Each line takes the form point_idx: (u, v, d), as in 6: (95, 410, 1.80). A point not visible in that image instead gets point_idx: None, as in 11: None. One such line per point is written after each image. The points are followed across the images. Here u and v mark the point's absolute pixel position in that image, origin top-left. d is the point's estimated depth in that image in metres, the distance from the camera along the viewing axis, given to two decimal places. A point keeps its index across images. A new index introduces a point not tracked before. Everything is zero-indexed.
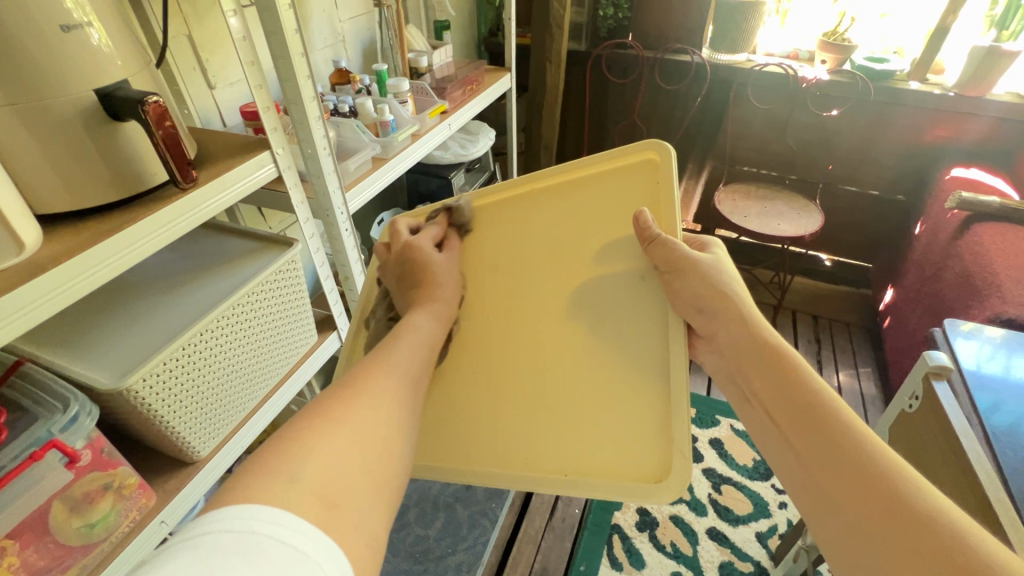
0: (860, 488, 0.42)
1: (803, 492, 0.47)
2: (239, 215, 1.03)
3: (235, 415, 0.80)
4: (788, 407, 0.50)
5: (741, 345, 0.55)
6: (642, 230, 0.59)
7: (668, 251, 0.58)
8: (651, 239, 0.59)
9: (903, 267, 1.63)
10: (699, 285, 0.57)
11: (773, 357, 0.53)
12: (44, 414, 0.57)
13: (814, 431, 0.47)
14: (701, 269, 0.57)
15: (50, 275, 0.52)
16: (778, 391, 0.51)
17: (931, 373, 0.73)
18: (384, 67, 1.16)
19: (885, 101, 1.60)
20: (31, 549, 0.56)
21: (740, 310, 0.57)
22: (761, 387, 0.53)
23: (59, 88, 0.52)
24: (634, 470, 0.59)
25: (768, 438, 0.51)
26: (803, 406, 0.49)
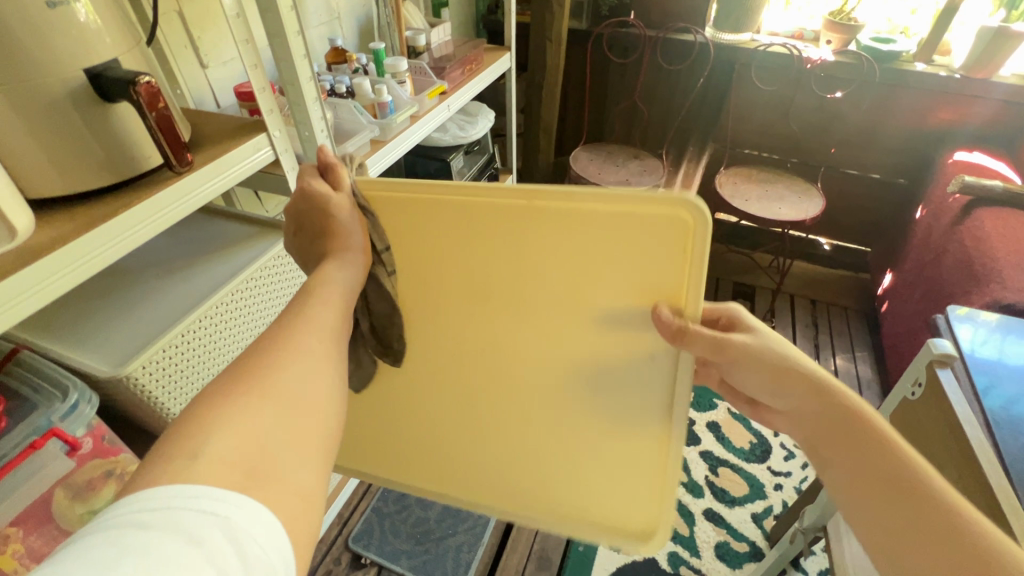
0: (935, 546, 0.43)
1: (866, 536, 0.48)
2: (235, 199, 1.02)
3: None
4: (853, 455, 0.48)
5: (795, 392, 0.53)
6: (668, 327, 0.50)
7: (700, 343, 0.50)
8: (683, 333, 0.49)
9: (903, 252, 1.63)
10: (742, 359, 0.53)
11: (830, 403, 0.51)
12: (43, 402, 0.56)
13: (885, 483, 0.46)
14: (744, 350, 0.53)
15: (43, 262, 0.51)
16: (866, 462, 0.48)
17: (935, 361, 0.74)
18: (381, 46, 1.12)
19: (890, 83, 1.57)
20: (34, 536, 0.56)
21: (816, 384, 0.52)
22: (822, 431, 0.51)
23: (48, 68, 0.50)
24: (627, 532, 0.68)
25: (849, 504, 0.49)
26: (895, 475, 0.46)
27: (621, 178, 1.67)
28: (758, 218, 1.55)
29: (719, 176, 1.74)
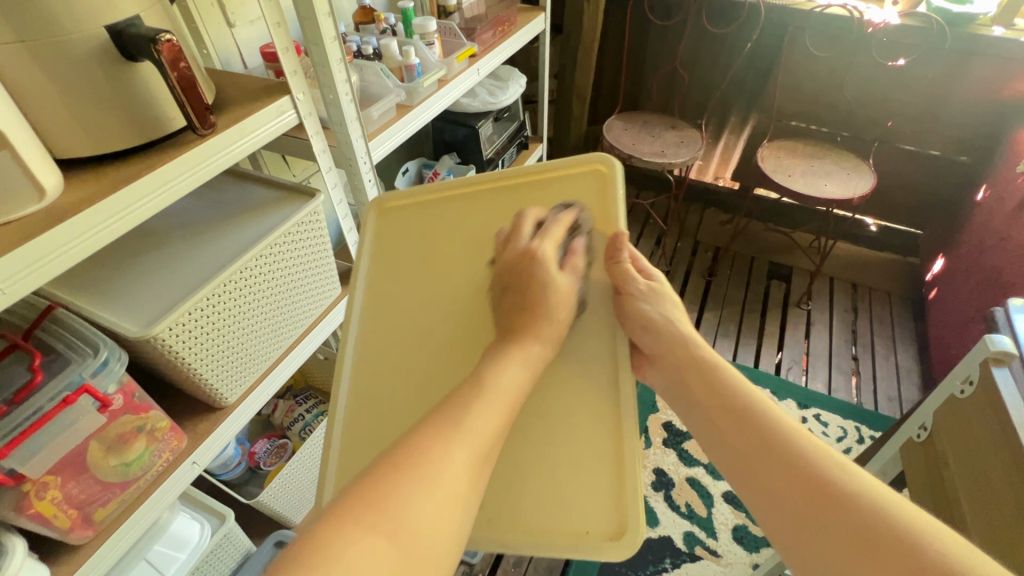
0: (831, 514, 0.41)
1: (782, 535, 0.43)
2: (262, 162, 1.02)
3: (262, 366, 0.81)
4: (752, 441, 0.47)
5: (697, 381, 0.54)
6: (612, 250, 0.60)
7: (626, 277, 0.59)
8: (616, 262, 0.60)
9: (958, 237, 1.52)
10: (650, 301, 0.58)
11: (727, 389, 0.52)
12: (76, 358, 0.58)
13: (784, 465, 0.45)
14: (654, 291, 0.59)
15: (70, 223, 0.52)
16: (764, 449, 0.46)
17: (992, 359, 0.69)
18: (410, 5, 1.08)
19: (962, 51, 1.43)
20: (72, 484, 0.59)
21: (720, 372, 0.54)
22: (721, 423, 0.50)
23: (71, 26, 0.49)
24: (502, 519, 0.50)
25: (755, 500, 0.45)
26: (792, 459, 0.45)
27: (657, 149, 1.60)
28: (801, 195, 1.47)
29: (761, 149, 1.64)
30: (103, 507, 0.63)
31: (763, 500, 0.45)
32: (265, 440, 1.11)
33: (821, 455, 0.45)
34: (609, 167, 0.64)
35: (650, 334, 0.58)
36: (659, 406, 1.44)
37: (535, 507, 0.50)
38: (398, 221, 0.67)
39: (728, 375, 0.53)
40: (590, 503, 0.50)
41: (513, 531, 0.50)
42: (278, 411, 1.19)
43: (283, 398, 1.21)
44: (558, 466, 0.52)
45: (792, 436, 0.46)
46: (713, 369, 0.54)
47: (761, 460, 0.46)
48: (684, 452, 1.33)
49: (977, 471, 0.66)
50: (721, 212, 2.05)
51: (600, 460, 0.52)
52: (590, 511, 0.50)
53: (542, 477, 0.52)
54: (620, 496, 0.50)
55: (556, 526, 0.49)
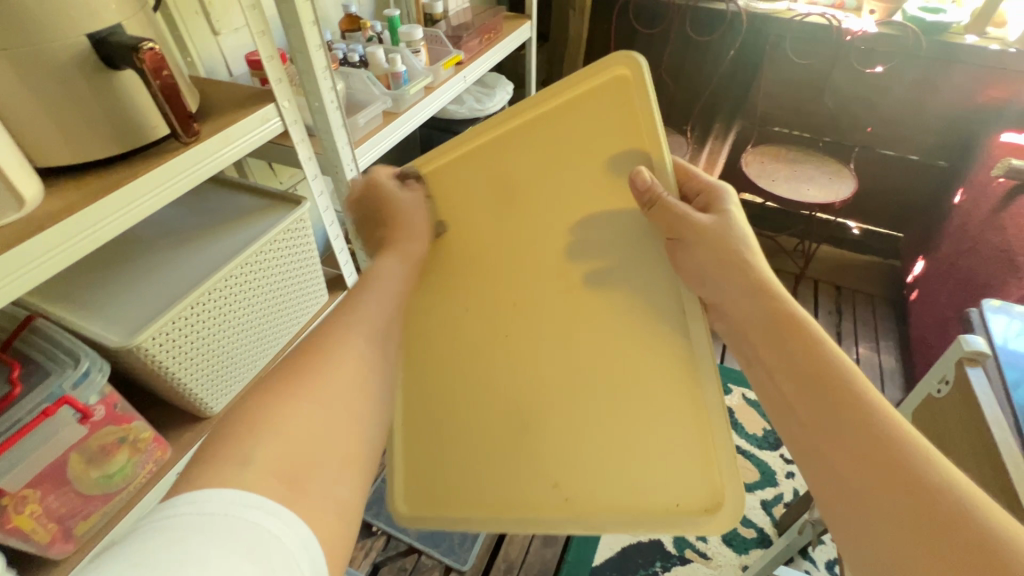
0: (884, 488, 0.40)
1: (838, 499, 0.43)
2: (248, 170, 1.02)
3: (258, 365, 0.82)
4: (817, 401, 0.46)
5: (762, 331, 0.52)
6: (640, 191, 0.56)
7: (670, 216, 0.56)
8: (654, 205, 0.56)
9: (937, 239, 1.55)
10: (702, 249, 0.56)
11: (796, 341, 0.49)
12: (56, 369, 0.58)
13: (849, 432, 0.43)
14: (705, 236, 0.56)
15: (50, 232, 0.51)
16: (828, 412, 0.45)
17: (966, 359, 0.70)
18: (396, 13, 1.09)
19: (938, 57, 1.46)
20: (52, 497, 0.58)
21: (799, 322, 0.50)
22: (787, 383, 0.48)
23: (50, 34, 0.49)
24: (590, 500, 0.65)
25: (815, 459, 0.45)
26: (859, 429, 0.43)
27: None
28: (784, 199, 1.49)
29: (745, 154, 1.67)
30: (85, 520, 0.62)
31: (819, 463, 0.45)
32: None
33: (894, 425, 0.42)
34: (633, 74, 0.54)
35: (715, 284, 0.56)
36: None
37: (609, 493, 0.64)
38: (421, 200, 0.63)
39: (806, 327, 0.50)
40: (673, 485, 0.63)
41: (599, 510, 0.64)
42: None
43: None
44: (650, 463, 0.62)
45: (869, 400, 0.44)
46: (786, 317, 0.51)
47: (825, 422, 0.45)
48: None
49: (955, 468, 0.67)
50: None
51: (689, 459, 0.62)
52: (687, 495, 0.62)
53: (621, 473, 0.63)
54: (713, 482, 0.62)
55: (638, 506, 0.63)
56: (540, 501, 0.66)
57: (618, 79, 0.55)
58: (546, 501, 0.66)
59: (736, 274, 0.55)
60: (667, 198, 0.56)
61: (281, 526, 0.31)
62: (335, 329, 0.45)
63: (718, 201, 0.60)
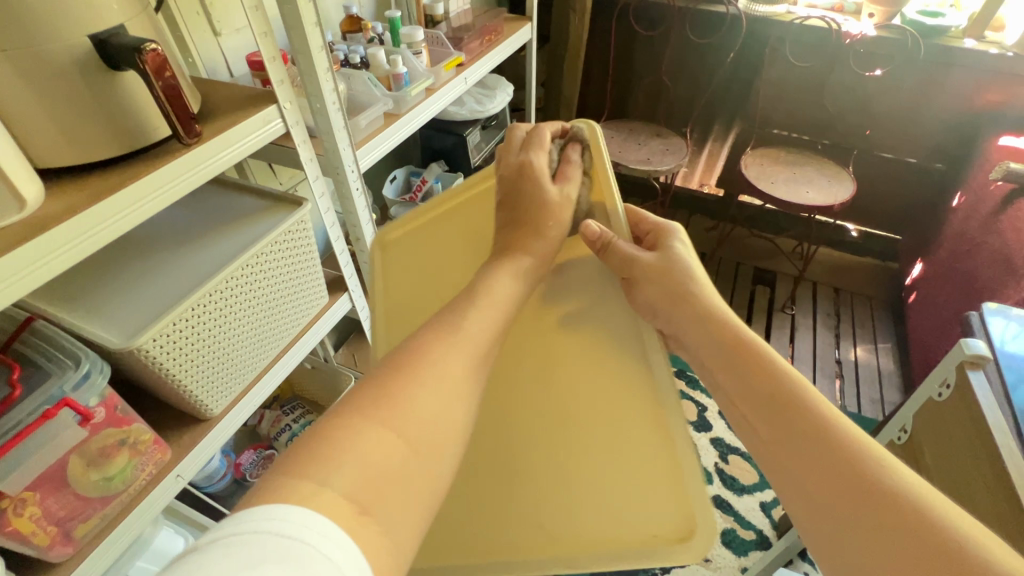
0: (856, 508, 0.39)
1: (811, 528, 0.42)
2: (249, 171, 1.01)
3: (263, 362, 0.82)
4: (782, 431, 0.45)
5: (720, 361, 0.51)
6: (593, 240, 0.56)
7: (621, 257, 0.56)
8: (603, 246, 0.56)
9: (936, 242, 1.56)
10: (652, 284, 0.56)
11: (750, 367, 0.49)
12: (56, 371, 0.57)
13: (815, 453, 0.43)
14: (653, 270, 0.56)
15: (51, 234, 0.51)
16: (789, 437, 0.44)
17: (967, 363, 0.70)
18: (397, 14, 1.09)
19: (936, 61, 1.47)
20: (51, 499, 0.58)
21: (750, 355, 0.50)
22: (745, 407, 0.48)
23: (53, 33, 0.49)
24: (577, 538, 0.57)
25: (786, 489, 0.44)
26: (826, 450, 0.42)
27: (643, 157, 1.62)
28: (784, 201, 1.49)
29: (745, 156, 1.67)
30: (84, 523, 0.62)
31: (789, 490, 0.44)
32: (251, 451, 1.10)
33: (857, 444, 0.42)
34: (592, 131, 0.61)
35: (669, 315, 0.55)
36: None
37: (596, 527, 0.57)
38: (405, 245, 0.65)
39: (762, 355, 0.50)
40: (656, 516, 0.55)
41: (584, 549, 0.57)
42: (265, 422, 1.17)
43: (269, 408, 1.19)
44: (626, 480, 0.56)
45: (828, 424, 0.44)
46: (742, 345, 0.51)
47: (788, 444, 0.44)
48: None
49: (956, 472, 0.68)
50: (706, 218, 2.08)
51: (659, 483, 0.55)
52: (664, 524, 0.55)
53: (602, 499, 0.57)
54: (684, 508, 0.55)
55: (627, 538, 0.56)
56: (524, 541, 0.59)
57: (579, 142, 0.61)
58: (533, 542, 0.59)
59: (689, 306, 0.54)
60: (615, 242, 0.57)
61: (345, 558, 0.29)
62: (437, 346, 0.43)
63: (660, 233, 0.61)
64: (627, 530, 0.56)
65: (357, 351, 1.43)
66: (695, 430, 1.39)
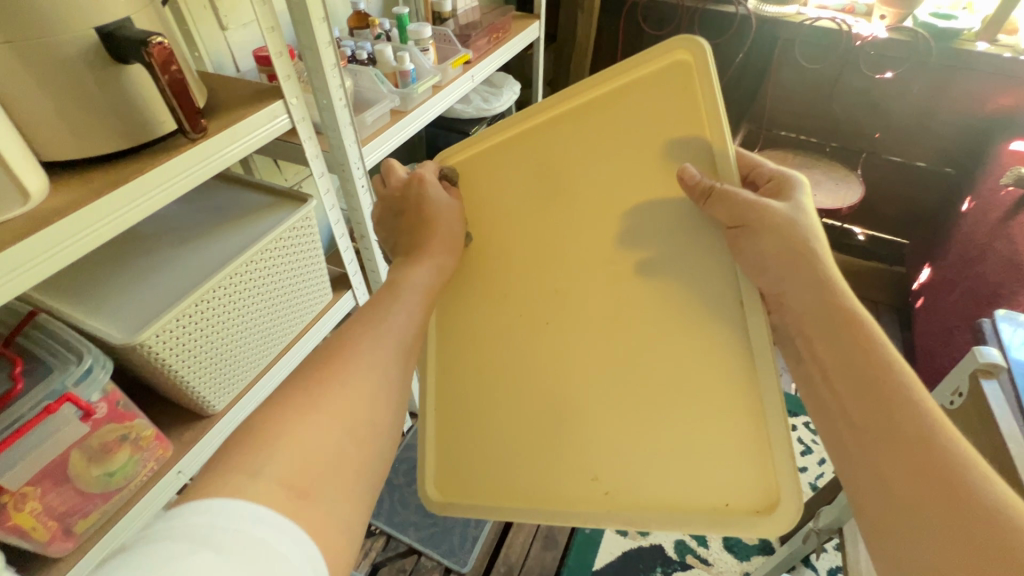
0: (940, 516, 0.38)
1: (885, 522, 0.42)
2: (253, 166, 1.01)
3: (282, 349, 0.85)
4: (879, 423, 0.43)
5: (823, 332, 0.48)
6: (692, 188, 0.52)
7: (731, 205, 0.51)
8: (709, 193, 0.52)
9: (944, 247, 1.54)
10: (768, 235, 0.51)
11: (863, 354, 0.45)
12: (59, 366, 0.57)
13: (909, 456, 0.41)
14: (772, 218, 0.51)
15: (54, 228, 0.50)
16: (886, 432, 0.42)
17: (981, 371, 0.69)
18: (405, 11, 1.08)
19: (948, 65, 1.45)
20: (51, 494, 0.57)
21: (864, 331, 0.46)
22: (843, 393, 0.46)
23: (59, 25, 0.48)
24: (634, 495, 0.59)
25: (868, 479, 0.43)
26: (920, 455, 0.40)
27: None
28: None
29: None
30: (84, 518, 0.61)
31: (869, 483, 0.43)
32: None
33: (956, 456, 0.40)
34: (694, 52, 0.52)
35: (784, 277, 0.51)
36: None
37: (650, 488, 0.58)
38: (472, 174, 0.65)
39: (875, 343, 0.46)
40: (728, 481, 0.55)
41: (641, 507, 0.58)
42: None
43: None
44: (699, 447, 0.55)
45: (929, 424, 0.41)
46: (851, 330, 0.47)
47: (876, 439, 0.43)
48: None
49: None
50: None
51: (739, 442, 0.54)
52: (730, 490, 0.55)
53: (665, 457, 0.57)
54: (766, 480, 0.53)
55: (685, 502, 0.56)
56: (581, 493, 0.61)
57: (677, 63, 0.53)
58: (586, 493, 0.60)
59: (802, 267, 0.50)
60: (724, 188, 0.52)
61: (290, 548, 0.32)
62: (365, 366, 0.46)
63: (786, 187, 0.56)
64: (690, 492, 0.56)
65: None
66: None
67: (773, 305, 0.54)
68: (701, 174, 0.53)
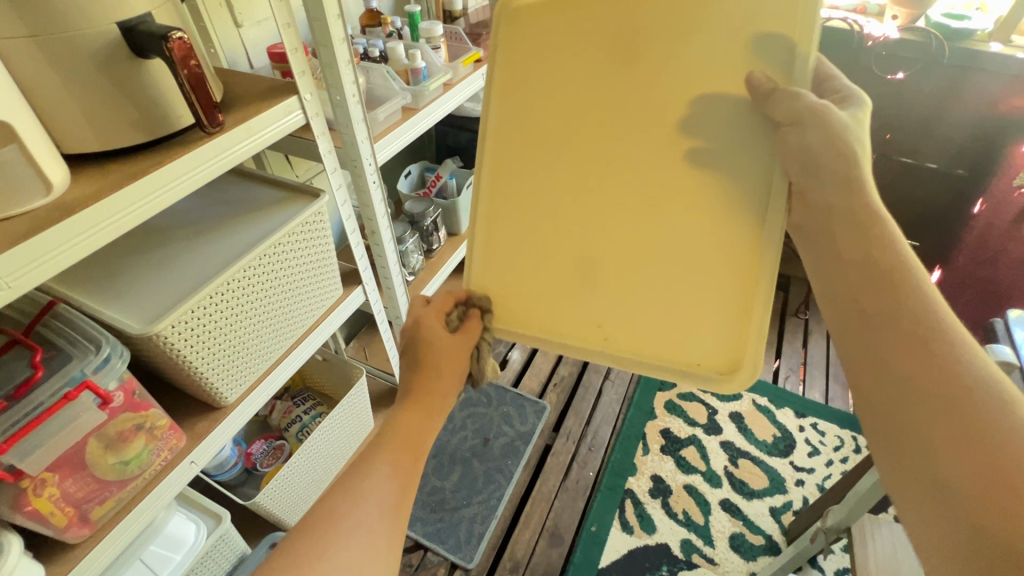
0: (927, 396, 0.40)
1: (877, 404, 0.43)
2: (266, 162, 1.02)
3: (307, 322, 0.88)
4: (884, 306, 0.44)
5: (849, 226, 0.49)
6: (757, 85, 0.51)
7: (795, 101, 0.50)
8: (772, 93, 0.51)
9: (955, 249, 1.53)
10: (820, 132, 0.50)
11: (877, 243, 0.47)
12: (77, 354, 0.58)
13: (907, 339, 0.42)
14: (828, 122, 0.50)
15: (75, 219, 0.51)
16: (889, 317, 0.44)
17: (993, 369, 0.69)
18: (417, 9, 1.09)
19: (960, 65, 1.44)
20: (69, 481, 0.58)
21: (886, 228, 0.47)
22: (856, 279, 0.47)
23: (82, 20, 0.49)
24: (640, 346, 0.63)
25: (866, 359, 0.45)
26: (918, 333, 0.42)
27: None
28: None
29: None
30: (101, 505, 0.62)
31: (866, 367, 0.45)
32: (262, 441, 1.10)
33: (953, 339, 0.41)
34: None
35: (826, 171, 0.50)
36: (656, 413, 1.43)
37: (654, 341, 0.62)
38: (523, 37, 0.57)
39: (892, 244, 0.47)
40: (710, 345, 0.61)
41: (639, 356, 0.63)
42: (276, 412, 1.18)
43: (281, 399, 1.20)
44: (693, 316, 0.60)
45: (934, 316, 0.42)
46: (871, 233, 0.48)
47: (876, 320, 0.44)
48: (683, 459, 1.33)
49: None
50: None
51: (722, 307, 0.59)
52: (713, 350, 0.60)
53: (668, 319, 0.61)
54: (736, 344, 0.60)
55: (677, 356, 0.61)
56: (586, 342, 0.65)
57: None
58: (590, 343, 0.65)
59: (843, 169, 0.50)
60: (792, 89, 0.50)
61: None
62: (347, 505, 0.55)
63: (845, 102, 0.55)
64: (680, 351, 0.61)
65: (368, 345, 1.44)
66: (705, 433, 1.38)
67: (796, 204, 0.55)
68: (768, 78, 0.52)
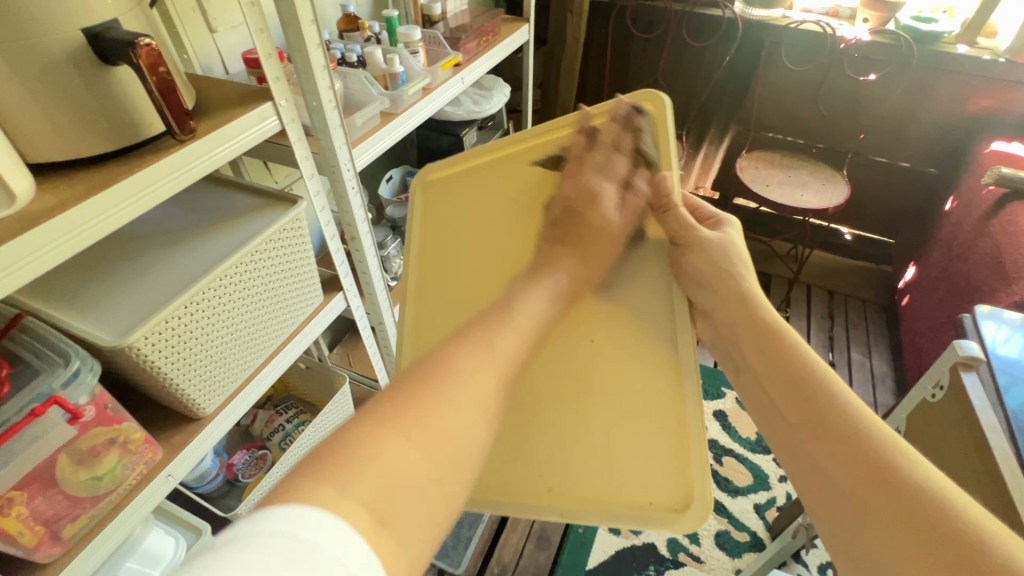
0: (888, 512, 0.42)
1: (839, 529, 0.45)
2: (243, 169, 1.01)
3: (287, 330, 0.87)
4: (818, 429, 0.48)
5: (764, 349, 0.55)
6: (658, 199, 0.61)
7: (680, 221, 0.61)
8: (665, 208, 0.61)
9: (929, 244, 1.57)
10: (700, 252, 0.60)
11: (799, 370, 0.52)
12: (46, 369, 0.57)
13: (852, 458, 0.45)
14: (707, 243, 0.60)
15: (41, 230, 0.50)
16: (829, 439, 0.47)
17: (960, 364, 0.71)
18: (394, 13, 1.08)
19: (928, 66, 1.48)
20: (39, 499, 0.57)
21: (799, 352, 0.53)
22: (789, 404, 0.51)
23: (46, 27, 0.48)
24: (617, 492, 0.56)
25: (818, 485, 0.47)
26: (857, 452, 0.45)
27: None
28: (779, 205, 1.49)
29: (740, 159, 1.67)
30: (73, 522, 0.61)
31: (825, 493, 0.46)
32: (244, 451, 1.09)
33: (893, 457, 0.44)
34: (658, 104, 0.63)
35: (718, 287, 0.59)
36: None
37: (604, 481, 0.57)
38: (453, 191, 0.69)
39: (805, 356, 0.52)
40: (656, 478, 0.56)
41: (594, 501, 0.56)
42: (258, 422, 1.16)
43: (262, 408, 1.18)
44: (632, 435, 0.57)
45: (868, 434, 0.46)
46: (787, 351, 0.53)
47: (818, 441, 0.47)
48: None
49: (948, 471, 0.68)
50: None
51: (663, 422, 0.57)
52: (664, 488, 0.56)
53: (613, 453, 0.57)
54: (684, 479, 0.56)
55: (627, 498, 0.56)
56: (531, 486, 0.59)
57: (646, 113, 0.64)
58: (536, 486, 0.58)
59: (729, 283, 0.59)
60: (676, 207, 0.61)
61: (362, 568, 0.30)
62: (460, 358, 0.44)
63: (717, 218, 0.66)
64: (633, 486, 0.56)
65: (352, 351, 1.42)
66: None
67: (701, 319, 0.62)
68: (672, 186, 0.61)
